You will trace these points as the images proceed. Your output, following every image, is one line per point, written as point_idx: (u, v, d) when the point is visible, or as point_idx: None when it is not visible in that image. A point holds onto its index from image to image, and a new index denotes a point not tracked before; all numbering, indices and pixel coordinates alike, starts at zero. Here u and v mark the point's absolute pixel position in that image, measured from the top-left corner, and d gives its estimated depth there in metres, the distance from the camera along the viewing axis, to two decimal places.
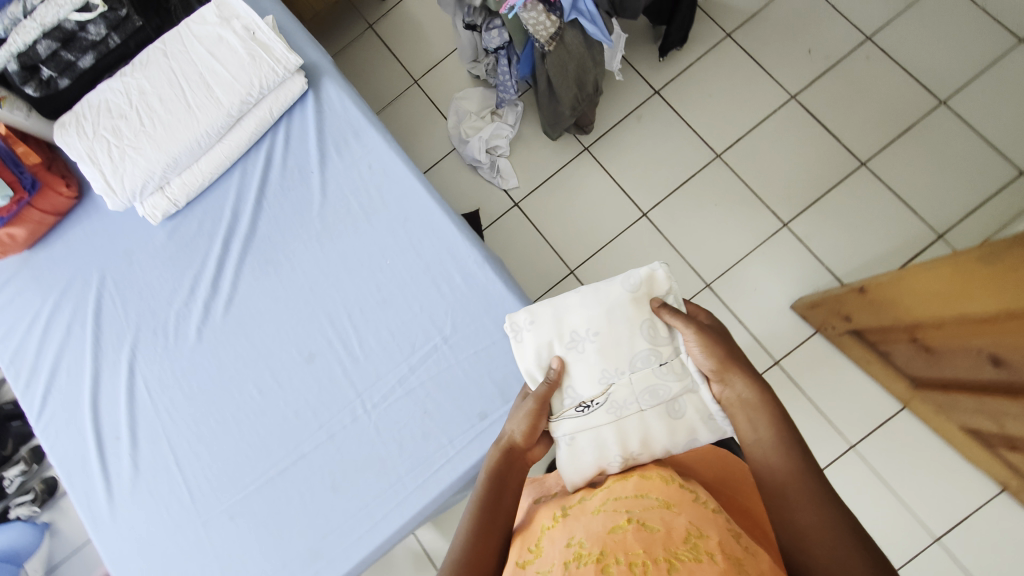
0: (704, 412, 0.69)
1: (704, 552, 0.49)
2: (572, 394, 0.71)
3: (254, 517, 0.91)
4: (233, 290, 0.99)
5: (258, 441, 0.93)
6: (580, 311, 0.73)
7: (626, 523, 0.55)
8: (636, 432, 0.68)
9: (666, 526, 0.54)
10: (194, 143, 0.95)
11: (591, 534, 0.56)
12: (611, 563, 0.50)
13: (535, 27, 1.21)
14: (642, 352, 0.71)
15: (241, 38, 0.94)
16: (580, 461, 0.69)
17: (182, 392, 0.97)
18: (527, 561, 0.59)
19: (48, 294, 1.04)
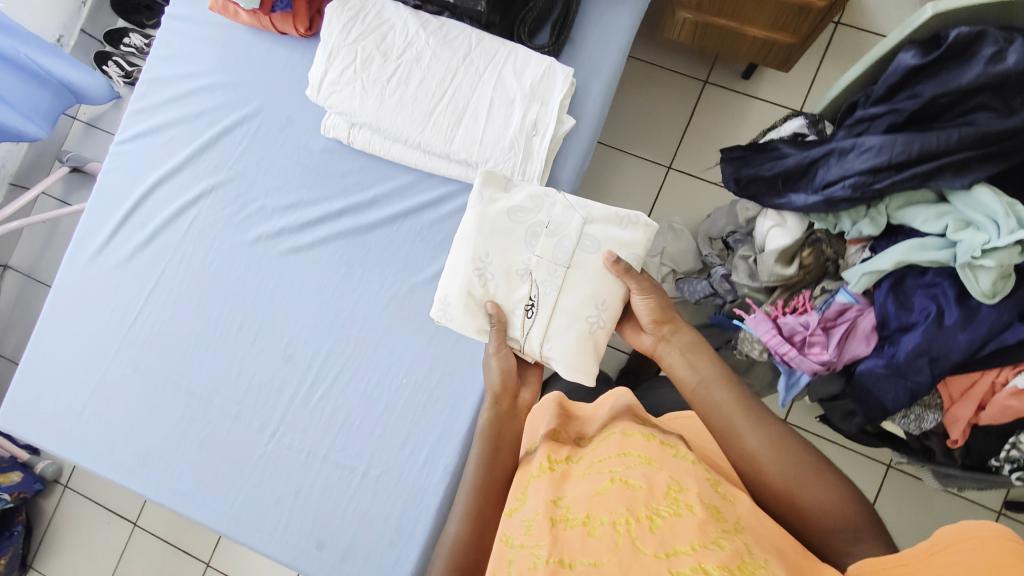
0: (603, 226, 0.80)
1: (685, 508, 0.56)
2: (515, 308, 0.80)
3: (145, 389, 0.98)
4: (308, 245, 0.97)
5: (203, 352, 0.98)
6: (466, 243, 0.81)
7: (610, 483, 0.60)
8: (576, 289, 0.79)
9: (648, 483, 0.59)
10: (400, 135, 0.87)
11: (579, 498, 0.59)
12: (597, 527, 0.55)
13: (743, 340, 1.04)
14: (531, 230, 0.80)
15: (522, 122, 0.82)
16: (568, 350, 0.79)
17: (204, 259, 0.99)
18: (515, 510, 0.62)
19: (216, 69, 1.01)
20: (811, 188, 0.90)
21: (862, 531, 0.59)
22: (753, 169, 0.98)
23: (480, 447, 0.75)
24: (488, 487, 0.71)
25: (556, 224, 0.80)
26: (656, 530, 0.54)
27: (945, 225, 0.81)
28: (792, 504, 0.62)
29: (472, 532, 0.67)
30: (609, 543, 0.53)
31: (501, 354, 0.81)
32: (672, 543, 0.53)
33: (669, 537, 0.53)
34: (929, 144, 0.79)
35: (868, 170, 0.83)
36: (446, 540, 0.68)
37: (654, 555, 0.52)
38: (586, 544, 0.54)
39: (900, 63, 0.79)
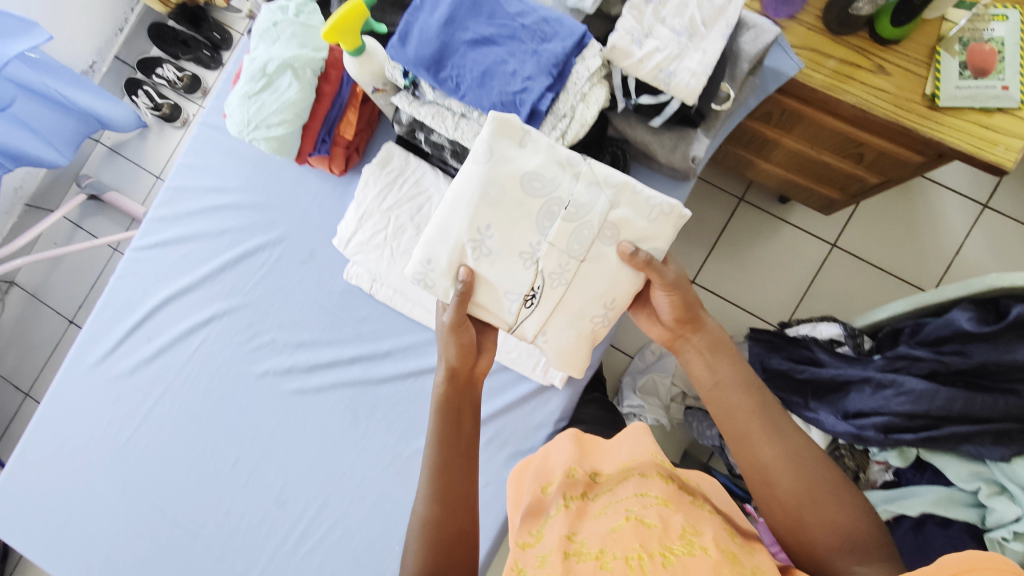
0: (640, 210, 0.69)
1: (699, 549, 0.58)
2: (510, 293, 0.71)
3: (131, 510, 0.95)
4: (316, 389, 0.94)
5: (196, 481, 0.95)
6: (463, 208, 0.69)
7: (625, 521, 0.64)
8: (585, 282, 0.71)
9: (662, 523, 0.63)
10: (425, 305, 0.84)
11: (593, 535, 0.64)
12: (609, 561, 0.58)
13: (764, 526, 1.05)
14: (545, 209, 0.69)
15: None
16: (563, 344, 0.75)
17: (207, 384, 0.96)
18: (528, 544, 0.67)
19: (243, 188, 0.98)
20: (840, 408, 0.87)
21: (870, 552, 0.59)
22: (783, 365, 0.95)
23: (439, 433, 0.66)
24: (451, 463, 0.64)
25: (578, 206, 0.68)
26: (669, 566, 0.56)
27: (977, 486, 0.78)
28: (798, 523, 0.62)
29: (450, 530, 0.62)
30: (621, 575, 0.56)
31: (467, 330, 0.71)
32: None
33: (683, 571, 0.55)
34: (972, 407, 0.76)
35: (904, 413, 0.80)
36: (413, 528, 0.63)
37: None
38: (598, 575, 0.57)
39: (953, 320, 0.75)
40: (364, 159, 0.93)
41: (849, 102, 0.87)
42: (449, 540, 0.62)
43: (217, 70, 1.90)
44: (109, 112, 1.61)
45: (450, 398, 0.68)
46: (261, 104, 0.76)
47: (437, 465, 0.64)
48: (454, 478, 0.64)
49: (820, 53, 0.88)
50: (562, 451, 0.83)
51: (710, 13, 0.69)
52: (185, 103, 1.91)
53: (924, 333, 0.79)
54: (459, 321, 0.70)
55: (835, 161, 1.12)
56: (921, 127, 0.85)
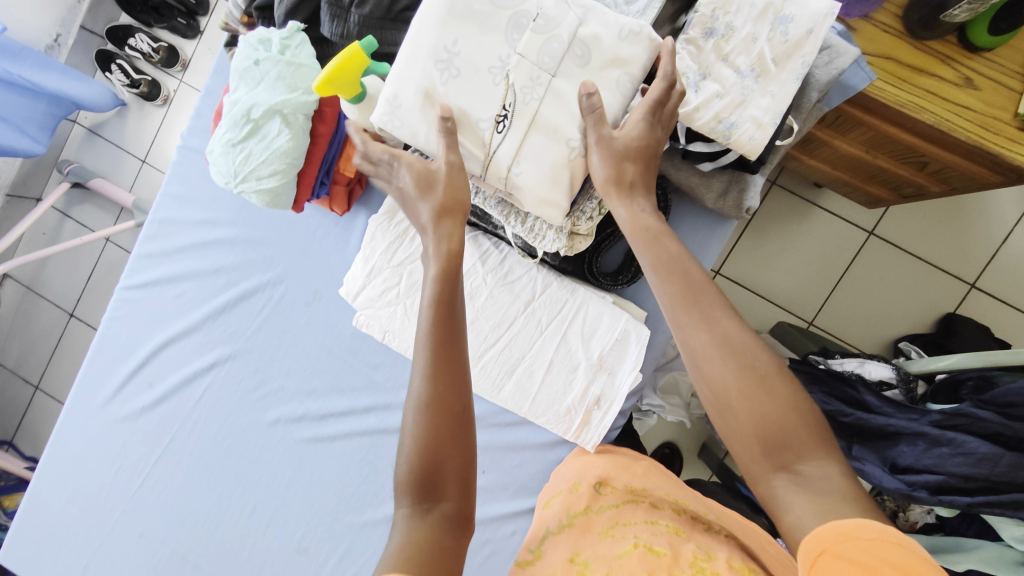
0: (612, 25, 0.58)
1: None
2: (480, 115, 0.59)
3: (150, 558, 0.93)
4: (330, 438, 0.89)
5: (213, 529, 0.92)
6: (426, 22, 0.58)
7: (633, 548, 0.63)
8: (561, 101, 0.59)
9: (672, 551, 0.62)
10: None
11: (598, 556, 0.64)
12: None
13: None
14: (515, 18, 0.58)
15: (583, 393, 0.72)
16: (541, 177, 0.60)
17: (217, 431, 0.92)
18: (527, 562, 0.68)
19: (235, 221, 0.88)
20: (887, 459, 0.81)
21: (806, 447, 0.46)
22: (825, 404, 0.87)
23: (436, 330, 0.52)
24: (447, 361, 0.51)
25: (550, 16, 0.57)
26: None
27: None
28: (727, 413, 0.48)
29: (447, 414, 0.50)
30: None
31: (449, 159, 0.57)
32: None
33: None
34: None
35: (960, 475, 0.75)
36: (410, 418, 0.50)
37: None
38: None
39: None
40: (368, 191, 0.83)
41: (926, 121, 0.74)
42: (440, 440, 0.49)
43: (195, 40, 1.69)
44: (83, 91, 1.37)
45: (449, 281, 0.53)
46: (247, 153, 0.67)
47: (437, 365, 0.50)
48: (455, 376, 0.51)
49: (897, 63, 0.75)
50: (570, 467, 0.77)
51: (783, 48, 0.59)
52: (163, 78, 1.71)
53: (992, 393, 0.74)
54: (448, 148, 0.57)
55: (892, 166, 0.99)
56: (1012, 154, 0.73)
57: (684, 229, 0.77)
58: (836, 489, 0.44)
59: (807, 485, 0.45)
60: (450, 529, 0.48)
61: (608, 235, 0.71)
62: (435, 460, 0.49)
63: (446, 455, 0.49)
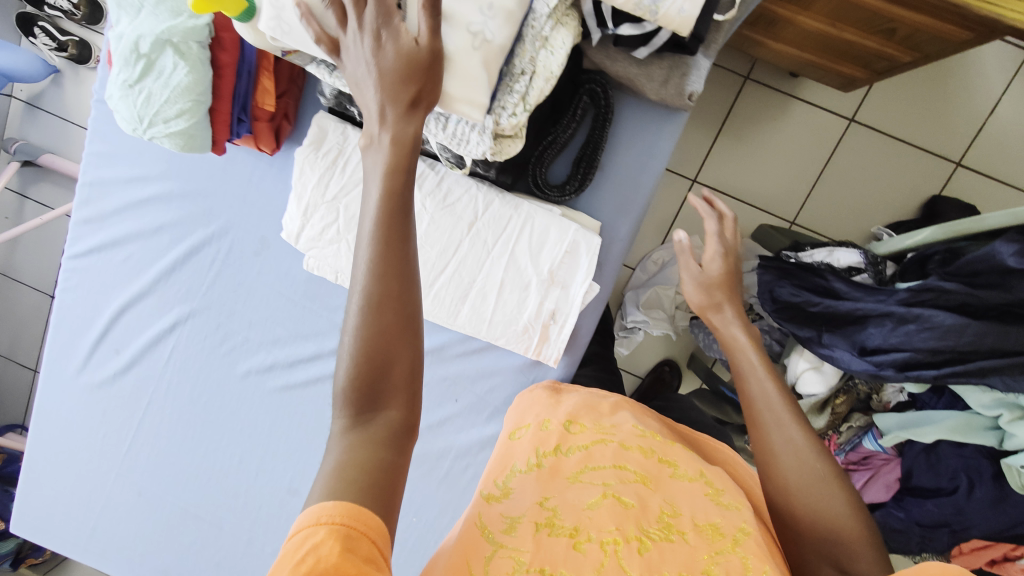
0: None
1: (677, 535, 0.56)
2: None
3: (152, 513, 0.96)
4: (303, 383, 0.89)
5: (207, 481, 0.95)
6: None
7: (603, 497, 0.59)
8: None
9: (640, 503, 0.59)
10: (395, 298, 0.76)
11: (567, 504, 0.58)
12: (584, 542, 0.55)
13: None
14: None
15: (538, 310, 0.71)
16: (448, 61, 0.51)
17: (191, 390, 0.92)
18: (494, 497, 0.60)
19: (170, 175, 0.84)
20: (856, 343, 0.81)
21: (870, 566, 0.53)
22: (795, 297, 0.87)
23: (381, 232, 0.44)
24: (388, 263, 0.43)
25: None
26: (644, 552, 0.54)
27: (999, 413, 0.74)
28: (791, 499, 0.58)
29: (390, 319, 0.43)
30: (593, 561, 0.53)
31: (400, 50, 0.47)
32: (660, 566, 0.53)
33: (659, 560, 0.54)
34: (1005, 340, 0.70)
35: (927, 351, 0.74)
36: (349, 334, 0.43)
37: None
38: (570, 556, 0.53)
39: (996, 253, 0.66)
40: (298, 127, 0.78)
41: None
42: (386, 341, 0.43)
43: None
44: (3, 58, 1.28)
45: (392, 181, 0.45)
46: (148, 94, 0.62)
47: (379, 271, 0.43)
48: (402, 288, 0.44)
49: None
50: (532, 407, 0.74)
51: None
52: (92, 36, 1.59)
53: (959, 264, 0.71)
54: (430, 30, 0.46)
55: (860, 39, 0.92)
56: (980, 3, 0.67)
57: (632, 132, 0.73)
58: (840, 515, 0.55)
59: (813, 512, 0.56)
60: (395, 447, 0.42)
61: (548, 144, 0.71)
62: (381, 359, 0.42)
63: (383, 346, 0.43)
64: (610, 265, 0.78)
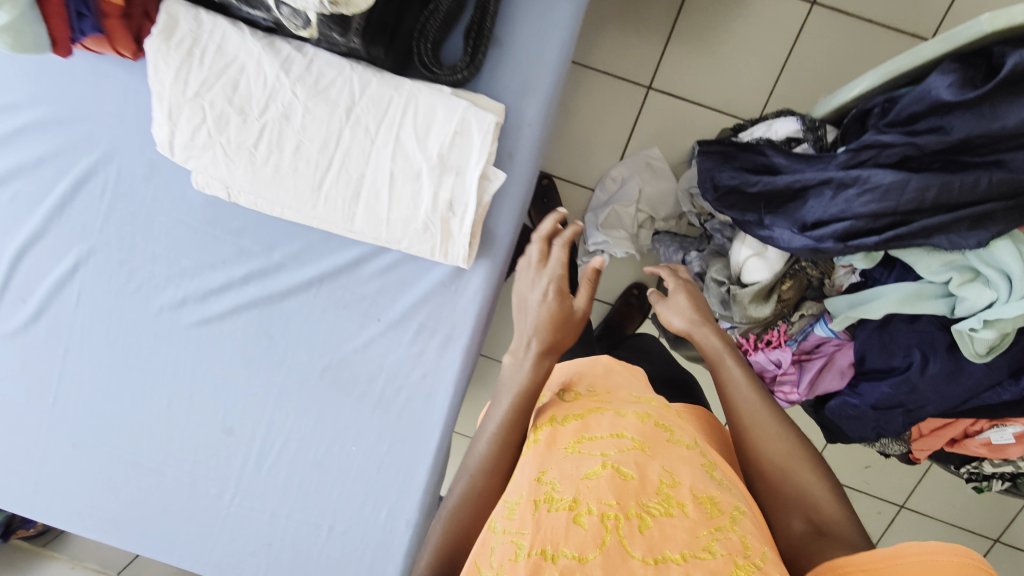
0: None
1: (677, 507, 0.44)
2: None
3: (91, 463, 0.94)
4: (219, 316, 0.85)
5: (140, 425, 0.92)
6: None
7: (599, 468, 0.45)
8: None
9: (640, 473, 0.45)
10: (290, 208, 0.69)
11: (565, 476, 0.45)
12: (584, 514, 0.41)
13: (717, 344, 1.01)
14: None
15: (434, 201, 0.65)
16: None
17: (107, 333, 0.88)
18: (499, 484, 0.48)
19: (39, 99, 0.77)
20: (796, 220, 0.75)
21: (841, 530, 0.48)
22: (733, 180, 0.81)
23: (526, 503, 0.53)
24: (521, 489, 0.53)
25: None
26: (645, 531, 0.41)
27: (949, 277, 0.69)
28: (770, 479, 0.53)
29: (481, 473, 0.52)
30: (596, 537, 0.40)
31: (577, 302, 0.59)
32: (661, 547, 0.40)
33: (660, 539, 0.41)
34: (948, 193, 0.63)
35: (868, 216, 0.68)
36: (445, 508, 0.51)
37: (643, 560, 0.39)
38: (570, 533, 0.40)
39: (929, 90, 0.60)
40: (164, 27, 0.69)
41: None
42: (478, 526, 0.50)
43: None
44: None
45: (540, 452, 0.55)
46: None
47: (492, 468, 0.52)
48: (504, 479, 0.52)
49: None
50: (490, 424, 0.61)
51: None
52: None
53: (895, 112, 0.64)
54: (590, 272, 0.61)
55: None
56: None
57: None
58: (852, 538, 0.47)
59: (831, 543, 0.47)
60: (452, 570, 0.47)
61: (432, 12, 0.61)
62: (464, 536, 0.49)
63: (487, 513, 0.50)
64: (519, 154, 0.71)
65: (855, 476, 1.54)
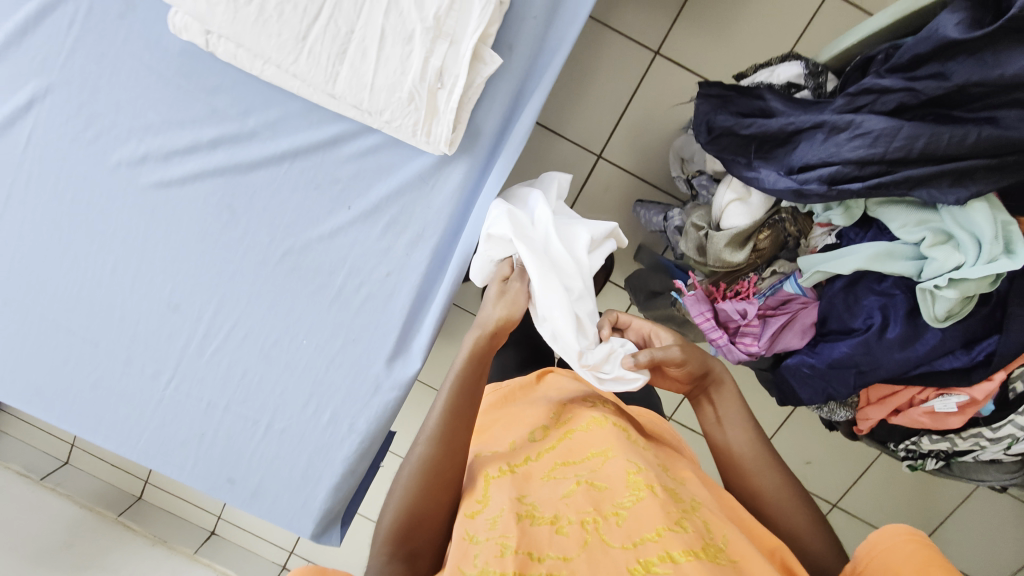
0: None
1: (646, 490, 0.60)
2: None
3: (20, 322, 0.90)
4: (180, 181, 0.80)
5: (81, 289, 0.88)
6: None
7: (576, 484, 0.64)
8: None
9: (610, 482, 0.64)
10: (305, 33, 0.63)
11: (544, 499, 0.63)
12: (564, 525, 0.58)
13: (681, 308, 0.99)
14: None
15: (422, 69, 0.62)
16: None
17: (55, 183, 0.83)
18: (476, 511, 0.62)
19: None
20: (785, 164, 0.74)
21: (754, 470, 0.63)
22: (726, 123, 0.78)
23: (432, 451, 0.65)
24: (454, 450, 0.65)
25: None
26: (623, 523, 0.58)
27: (922, 236, 0.70)
28: (717, 427, 0.68)
29: (414, 484, 0.63)
30: (578, 540, 0.56)
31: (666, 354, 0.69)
32: (638, 532, 0.57)
33: (636, 527, 0.57)
34: (935, 143, 0.63)
35: (855, 161, 0.67)
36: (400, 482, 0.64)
37: (623, 546, 0.56)
38: (554, 541, 0.56)
39: (937, 28, 0.59)
40: None
41: None
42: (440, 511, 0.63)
43: None
44: None
45: (451, 423, 0.66)
46: None
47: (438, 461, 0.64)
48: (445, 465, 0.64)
49: None
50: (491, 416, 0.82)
51: None
52: None
53: (898, 55, 0.63)
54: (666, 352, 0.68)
55: None
56: None
57: None
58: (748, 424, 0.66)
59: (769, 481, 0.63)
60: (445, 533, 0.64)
61: None
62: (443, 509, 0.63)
63: (444, 473, 0.64)
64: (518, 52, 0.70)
65: (799, 477, 1.55)
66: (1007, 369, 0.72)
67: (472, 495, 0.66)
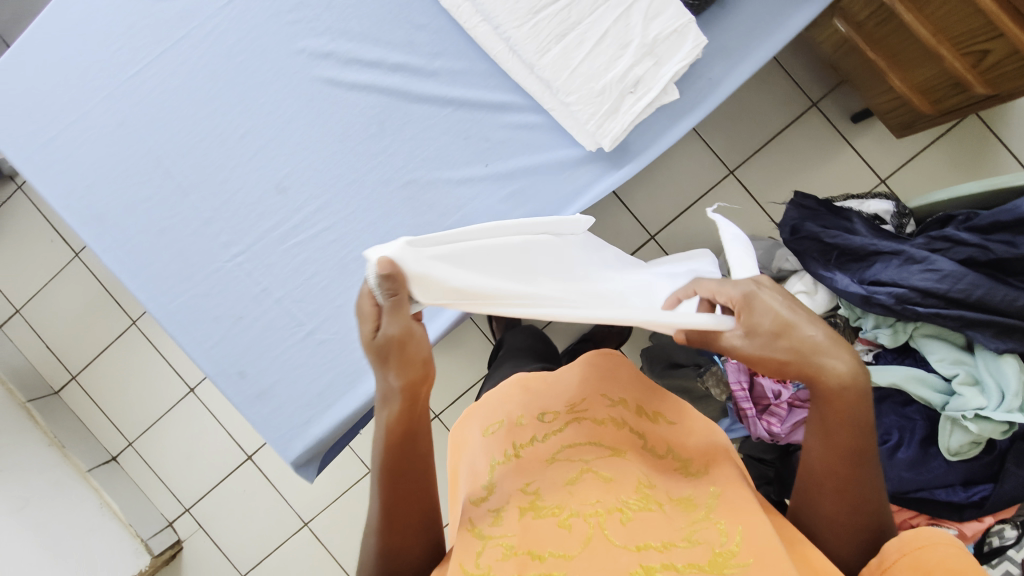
0: None
1: (655, 504, 0.59)
2: None
3: (128, 146, 0.92)
4: (349, 85, 0.88)
5: (202, 139, 0.91)
6: None
7: (582, 473, 0.63)
8: None
9: (619, 475, 0.62)
10: (538, 9, 0.75)
11: (549, 488, 0.63)
12: (569, 518, 0.58)
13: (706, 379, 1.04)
14: None
15: (621, 73, 0.74)
16: None
17: (235, 42, 0.89)
18: (480, 497, 0.64)
19: None
20: (858, 276, 0.86)
21: (854, 499, 0.55)
22: (817, 230, 0.88)
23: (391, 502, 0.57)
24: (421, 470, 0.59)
25: None
26: (627, 523, 0.57)
27: (955, 372, 0.80)
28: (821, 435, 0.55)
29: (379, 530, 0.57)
30: (580, 537, 0.56)
31: (764, 304, 0.55)
32: (643, 536, 0.55)
33: (640, 530, 0.56)
34: (990, 296, 0.76)
35: (922, 290, 0.79)
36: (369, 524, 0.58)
37: (626, 546, 0.55)
38: (554, 534, 0.57)
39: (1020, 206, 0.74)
40: None
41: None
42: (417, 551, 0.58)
43: None
44: None
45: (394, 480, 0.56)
46: None
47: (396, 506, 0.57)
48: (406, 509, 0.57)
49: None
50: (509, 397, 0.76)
51: None
52: None
53: (980, 218, 0.78)
54: (746, 295, 0.56)
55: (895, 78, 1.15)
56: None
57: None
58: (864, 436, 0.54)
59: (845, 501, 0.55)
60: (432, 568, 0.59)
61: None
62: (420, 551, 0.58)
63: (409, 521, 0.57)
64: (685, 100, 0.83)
65: None
66: (994, 517, 0.81)
67: (478, 482, 0.66)
